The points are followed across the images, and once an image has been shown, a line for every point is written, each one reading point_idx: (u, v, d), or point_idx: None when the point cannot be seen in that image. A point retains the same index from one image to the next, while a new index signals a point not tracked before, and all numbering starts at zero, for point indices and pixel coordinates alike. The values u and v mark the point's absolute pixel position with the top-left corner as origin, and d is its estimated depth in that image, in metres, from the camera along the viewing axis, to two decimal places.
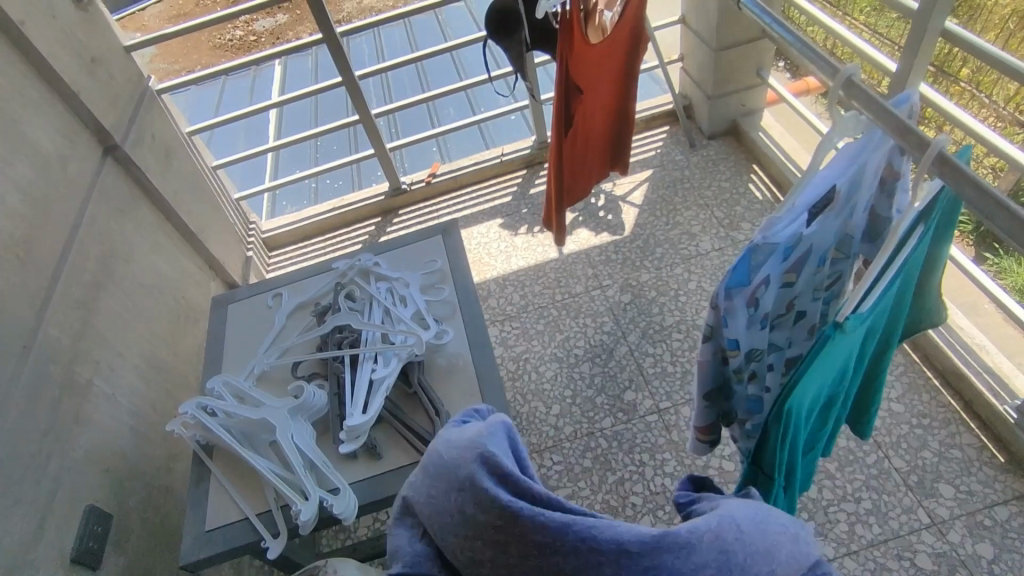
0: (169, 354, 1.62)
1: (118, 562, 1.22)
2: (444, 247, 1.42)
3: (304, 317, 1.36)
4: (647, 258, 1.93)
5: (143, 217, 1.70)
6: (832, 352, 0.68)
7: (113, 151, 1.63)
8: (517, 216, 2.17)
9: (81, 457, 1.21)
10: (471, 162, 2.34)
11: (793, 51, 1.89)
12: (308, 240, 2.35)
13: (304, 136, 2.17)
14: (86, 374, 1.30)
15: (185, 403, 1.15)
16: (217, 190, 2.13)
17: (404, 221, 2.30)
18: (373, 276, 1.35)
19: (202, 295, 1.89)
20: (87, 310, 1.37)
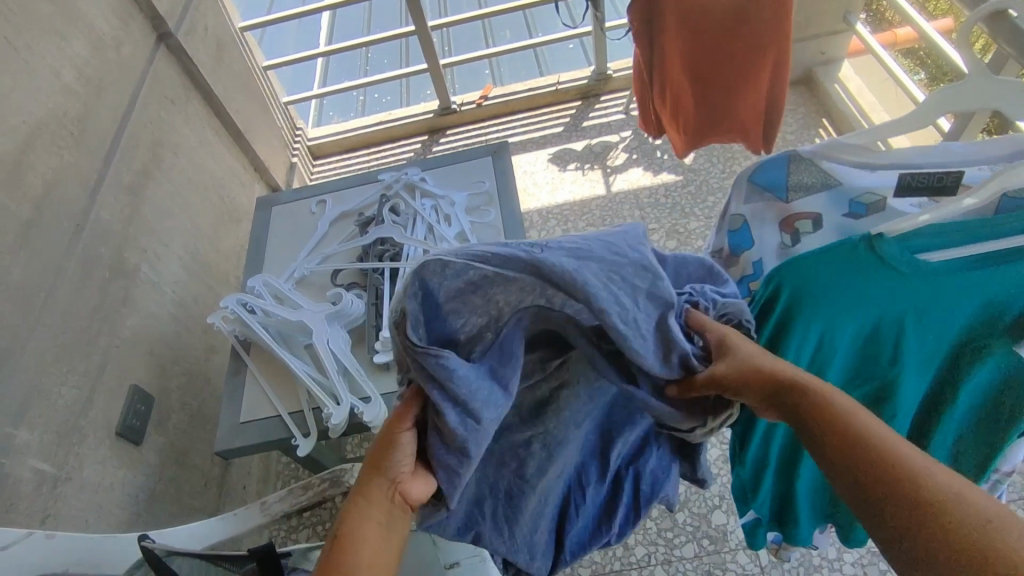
0: (212, 250, 1.64)
1: (159, 441, 1.28)
2: (492, 169, 1.37)
3: (346, 226, 1.35)
4: (698, 205, 1.85)
5: (192, 112, 1.68)
6: (841, 263, 0.62)
7: (167, 40, 1.60)
8: (567, 148, 2.09)
9: (127, 338, 1.25)
10: (525, 88, 2.24)
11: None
12: (353, 153, 2.32)
13: (355, 44, 2.09)
14: (133, 260, 1.32)
15: (227, 298, 1.18)
16: (266, 92, 2.09)
17: (451, 142, 2.24)
18: (419, 191, 1.33)
19: (247, 197, 1.89)
20: (136, 198, 1.38)
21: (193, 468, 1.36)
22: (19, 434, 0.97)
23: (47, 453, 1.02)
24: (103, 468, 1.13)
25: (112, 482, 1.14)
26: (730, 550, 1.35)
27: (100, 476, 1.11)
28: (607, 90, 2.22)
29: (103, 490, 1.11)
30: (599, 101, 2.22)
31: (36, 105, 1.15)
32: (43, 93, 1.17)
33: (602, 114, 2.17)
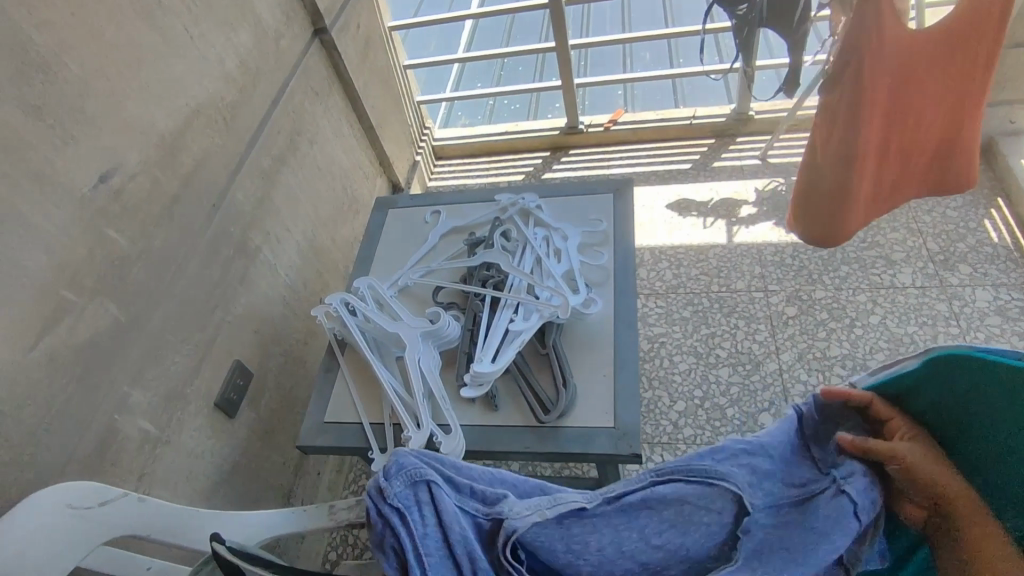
0: (328, 239, 1.71)
1: (250, 417, 1.35)
2: (612, 207, 1.32)
3: (456, 242, 1.35)
4: (828, 273, 1.70)
5: (333, 104, 1.76)
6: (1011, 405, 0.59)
7: (322, 34, 1.68)
8: (691, 187, 1.99)
9: (239, 315, 1.33)
10: (658, 117, 2.16)
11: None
12: (475, 159, 2.33)
13: (493, 55, 2.11)
14: (257, 242, 1.40)
15: (332, 296, 1.23)
16: (403, 90, 2.15)
17: (573, 162, 2.20)
18: (533, 218, 1.30)
19: (368, 191, 1.96)
20: (269, 182, 1.46)
21: (276, 447, 1.43)
22: (134, 395, 1.05)
23: (154, 415, 1.09)
24: (198, 435, 1.19)
25: (204, 450, 1.21)
26: None
27: (195, 443, 1.18)
28: (745, 132, 2.10)
29: (195, 457, 1.18)
30: (734, 143, 2.09)
31: (199, 89, 1.24)
32: (206, 77, 1.26)
33: (736, 156, 2.05)
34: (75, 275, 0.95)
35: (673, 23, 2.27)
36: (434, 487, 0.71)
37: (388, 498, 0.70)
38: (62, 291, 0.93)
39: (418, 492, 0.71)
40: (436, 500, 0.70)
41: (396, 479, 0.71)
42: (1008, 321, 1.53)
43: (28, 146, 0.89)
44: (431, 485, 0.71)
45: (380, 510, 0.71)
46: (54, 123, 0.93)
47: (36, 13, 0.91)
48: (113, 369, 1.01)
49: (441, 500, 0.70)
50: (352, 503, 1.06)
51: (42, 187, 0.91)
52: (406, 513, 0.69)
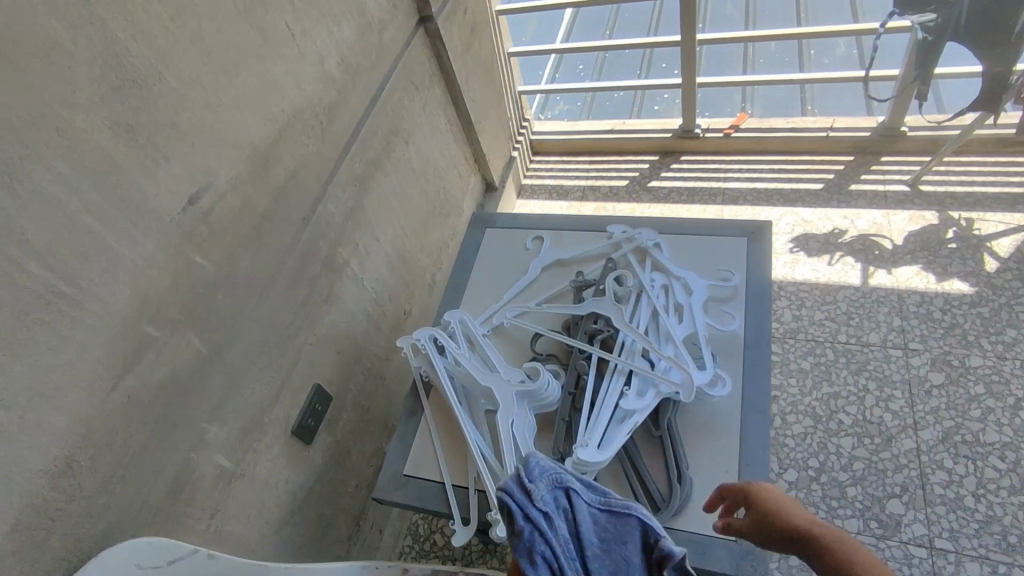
0: (417, 245, 1.61)
1: (325, 441, 1.29)
2: (744, 255, 1.13)
3: (558, 277, 1.20)
4: (988, 335, 1.42)
5: (432, 99, 1.63)
6: None
7: (426, 23, 1.54)
8: (822, 213, 1.74)
9: (321, 336, 1.26)
10: (788, 126, 1.89)
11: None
12: (575, 157, 2.16)
13: (596, 46, 1.90)
14: (345, 255, 1.31)
15: (421, 332, 1.13)
16: (504, 80, 1.99)
17: (685, 170, 1.98)
18: (650, 260, 1.14)
19: (460, 192, 1.84)
20: (362, 190, 1.37)
21: (350, 469, 1.37)
22: (211, 430, 1.00)
23: (230, 449, 1.04)
24: (272, 466, 1.14)
25: (278, 479, 1.15)
26: None
27: (269, 473, 1.13)
28: (894, 151, 1.80)
29: (268, 488, 1.13)
30: (879, 162, 1.80)
31: (297, 93, 1.14)
32: (305, 79, 1.16)
33: (880, 179, 1.77)
34: (158, 309, 0.88)
35: (805, 22, 1.97)
36: (575, 493, 0.67)
37: (536, 500, 0.65)
38: (145, 328, 0.86)
39: (559, 498, 0.66)
40: (575, 507, 0.66)
41: (540, 482, 0.66)
42: None
43: (120, 171, 0.81)
44: (572, 492, 0.66)
45: (525, 514, 0.64)
46: (147, 143, 0.85)
47: (135, 19, 0.82)
48: (191, 405, 0.95)
49: (584, 509, 0.66)
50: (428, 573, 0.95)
51: (131, 217, 0.83)
52: (553, 516, 0.64)
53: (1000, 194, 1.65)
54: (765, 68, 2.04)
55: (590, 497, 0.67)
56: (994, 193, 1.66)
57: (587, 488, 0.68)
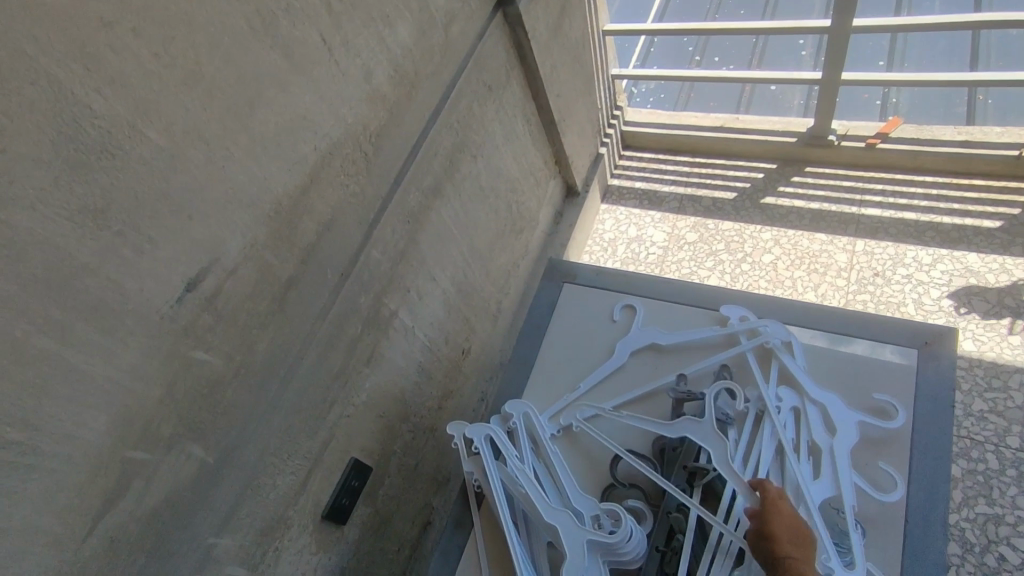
0: (481, 274, 1.39)
1: (363, 514, 1.13)
2: (914, 374, 0.83)
3: (650, 367, 0.95)
4: None
5: (507, 99, 1.36)
6: None
7: (505, 6, 1.26)
8: (995, 260, 1.35)
9: (362, 402, 1.07)
10: (952, 140, 1.47)
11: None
12: (674, 156, 1.82)
13: (693, 29, 1.55)
14: (393, 305, 1.11)
15: (474, 430, 0.92)
16: (597, 64, 1.67)
17: (810, 184, 1.61)
18: (775, 367, 0.86)
19: (535, 202, 1.58)
20: (417, 223, 1.14)
21: (392, 538, 1.21)
22: (222, 540, 0.84)
23: (246, 555, 0.89)
24: (298, 559, 0.99)
25: (306, 570, 1.01)
26: None
27: (294, 568, 0.98)
28: None
29: None
30: None
31: (335, 122, 0.92)
32: (346, 103, 0.94)
33: None
34: (148, 426, 0.72)
35: (983, 9, 1.51)
36: None
37: None
38: (128, 453, 0.70)
39: None
40: None
41: None
42: None
43: (87, 270, 0.64)
44: None
45: None
46: (124, 230, 0.66)
47: (106, 68, 0.63)
48: (196, 522, 0.80)
49: None
50: None
51: (107, 324, 0.66)
52: None
53: None
54: (919, 64, 1.61)
55: None
56: None
57: None
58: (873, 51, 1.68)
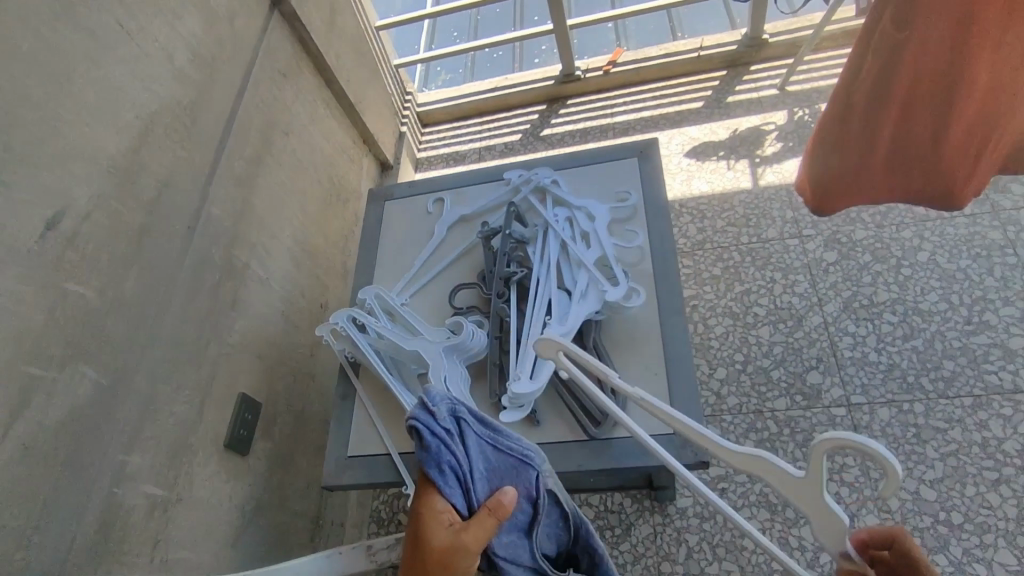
0: (321, 236, 1.55)
1: (265, 448, 1.24)
2: (639, 175, 1.16)
3: (465, 233, 1.21)
4: (867, 209, 1.55)
5: (304, 83, 1.53)
6: None
7: (280, 4, 1.45)
8: (707, 129, 1.81)
9: (237, 343, 1.19)
10: (661, 53, 1.96)
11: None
12: (465, 121, 2.14)
13: (455, 6, 1.88)
14: (244, 257, 1.24)
15: (338, 314, 1.10)
16: (378, 55, 1.93)
17: (572, 112, 2.00)
18: (550, 198, 1.16)
19: (355, 176, 1.77)
20: (249, 187, 1.28)
21: (299, 471, 1.33)
22: (131, 460, 0.94)
23: (159, 476, 0.98)
24: (211, 484, 1.09)
25: (221, 496, 1.11)
26: None
27: (208, 492, 1.08)
28: (759, 59, 1.90)
29: (211, 508, 1.08)
30: (748, 72, 1.90)
31: (148, 95, 1.06)
32: (154, 79, 1.07)
33: (752, 88, 1.86)
34: (37, 346, 0.82)
35: None
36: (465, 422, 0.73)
37: (437, 420, 0.72)
38: (25, 368, 0.80)
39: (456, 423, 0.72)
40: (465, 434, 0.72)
41: (441, 406, 0.73)
42: None
43: None
44: (464, 420, 0.73)
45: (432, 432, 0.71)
46: None
47: None
48: (101, 439, 0.90)
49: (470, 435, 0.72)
50: (394, 541, 0.97)
51: None
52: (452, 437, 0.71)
53: None
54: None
55: (479, 429, 0.73)
56: None
57: (479, 422, 0.74)
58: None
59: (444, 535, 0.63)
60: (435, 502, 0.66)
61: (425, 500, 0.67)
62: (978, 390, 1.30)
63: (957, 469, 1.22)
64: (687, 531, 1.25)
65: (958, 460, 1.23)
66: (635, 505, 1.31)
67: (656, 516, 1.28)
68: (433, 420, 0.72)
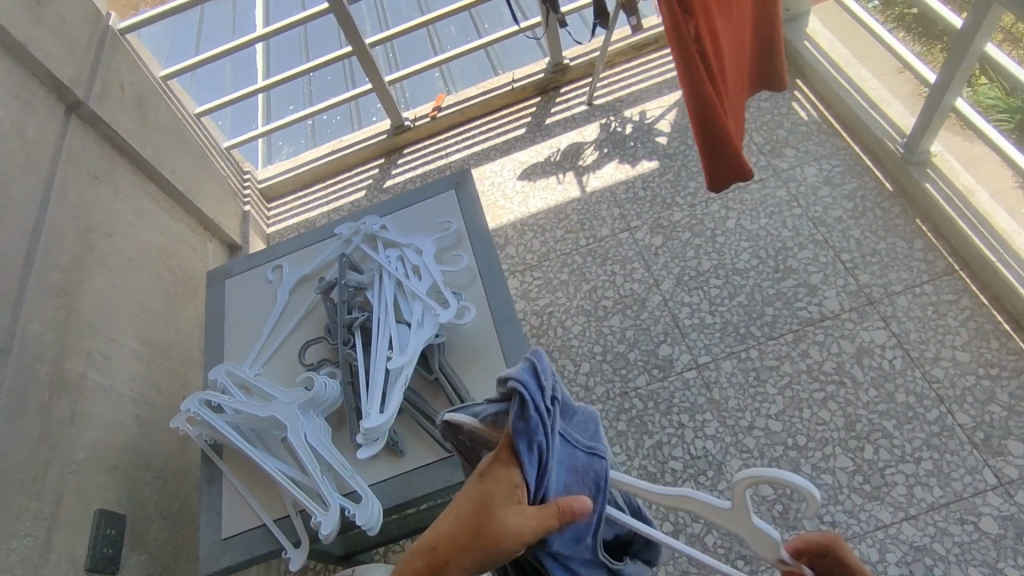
0: (170, 329, 1.51)
1: (139, 561, 1.17)
2: (458, 205, 1.26)
3: (307, 293, 1.24)
4: (678, 193, 1.74)
5: (121, 181, 1.49)
6: None
7: (76, 108, 1.41)
8: (532, 151, 1.97)
9: (84, 459, 1.13)
10: (479, 91, 2.10)
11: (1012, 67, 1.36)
12: (309, 188, 2.17)
13: (292, 74, 1.94)
14: (78, 369, 1.18)
15: (187, 400, 1.07)
16: (203, 141, 1.92)
17: (410, 160, 2.10)
18: (380, 241, 1.21)
19: (200, 262, 1.73)
20: (72, 297, 1.23)
21: None
22: None
23: None
24: None
25: None
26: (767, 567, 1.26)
27: None
28: (565, 81, 2.09)
29: None
30: (558, 95, 2.09)
31: None
32: None
33: (564, 108, 2.04)
34: None
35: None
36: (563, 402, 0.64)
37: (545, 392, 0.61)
38: None
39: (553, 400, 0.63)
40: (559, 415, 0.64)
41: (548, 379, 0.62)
42: (835, 189, 1.67)
43: None
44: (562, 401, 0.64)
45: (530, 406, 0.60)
46: None
47: None
48: None
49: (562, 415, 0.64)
50: None
51: None
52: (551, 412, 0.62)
53: (648, 87, 2.01)
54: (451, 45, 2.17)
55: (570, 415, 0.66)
56: (643, 87, 2.02)
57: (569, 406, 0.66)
58: (420, 47, 2.20)
59: (527, 520, 0.59)
60: (513, 476, 0.60)
61: (502, 468, 0.60)
62: (795, 326, 1.50)
63: (793, 398, 1.41)
64: None
65: (792, 391, 1.41)
66: None
67: None
68: (541, 395, 0.61)
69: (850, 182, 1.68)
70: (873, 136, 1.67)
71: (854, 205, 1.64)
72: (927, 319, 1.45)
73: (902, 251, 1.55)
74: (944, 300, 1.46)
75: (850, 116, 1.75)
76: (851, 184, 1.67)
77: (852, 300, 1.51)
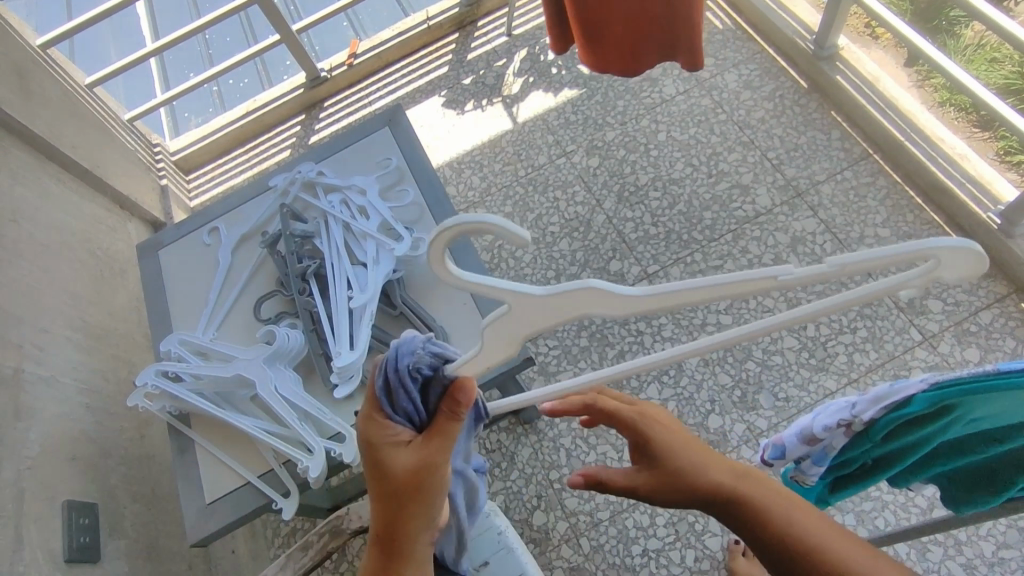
0: (104, 314, 1.42)
1: (121, 546, 1.13)
2: (395, 141, 1.22)
3: (252, 249, 1.19)
4: (610, 113, 1.76)
5: (16, 163, 1.35)
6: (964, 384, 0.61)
7: None
8: (458, 89, 1.92)
9: (39, 453, 1.06)
10: (393, 32, 2.01)
11: (1013, 28, 1.28)
12: (227, 155, 2.05)
13: (189, 31, 1.79)
14: (12, 361, 1.09)
15: (143, 373, 1.02)
16: (102, 115, 1.77)
17: (332, 112, 2.02)
18: (320, 186, 1.17)
19: (123, 243, 1.62)
20: None
21: (171, 553, 1.23)
22: None
23: None
24: None
25: None
26: (733, 448, 1.35)
27: None
28: (481, 14, 2.03)
29: None
30: (476, 29, 2.03)
31: None
32: None
33: (484, 42, 1.99)
34: None
35: None
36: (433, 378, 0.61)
37: (398, 371, 0.60)
38: None
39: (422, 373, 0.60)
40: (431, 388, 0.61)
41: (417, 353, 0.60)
42: (755, 91, 1.73)
43: None
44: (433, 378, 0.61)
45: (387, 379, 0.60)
46: None
47: None
48: None
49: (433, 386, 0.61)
50: (284, 560, 0.96)
51: None
52: (401, 388, 0.60)
53: None
54: None
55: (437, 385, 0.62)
56: None
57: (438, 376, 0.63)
58: None
59: (407, 455, 0.62)
60: (384, 430, 0.62)
61: (377, 429, 0.62)
62: (733, 225, 1.57)
63: None
64: (561, 435, 1.41)
65: None
66: (510, 435, 1.42)
67: (530, 437, 1.42)
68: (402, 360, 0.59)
69: (769, 84, 1.74)
70: (786, 37, 1.72)
71: (774, 105, 1.71)
72: (848, 203, 1.55)
73: (821, 143, 1.63)
74: (864, 182, 1.57)
75: (761, 20, 1.79)
76: (770, 85, 1.73)
77: (783, 193, 1.59)
